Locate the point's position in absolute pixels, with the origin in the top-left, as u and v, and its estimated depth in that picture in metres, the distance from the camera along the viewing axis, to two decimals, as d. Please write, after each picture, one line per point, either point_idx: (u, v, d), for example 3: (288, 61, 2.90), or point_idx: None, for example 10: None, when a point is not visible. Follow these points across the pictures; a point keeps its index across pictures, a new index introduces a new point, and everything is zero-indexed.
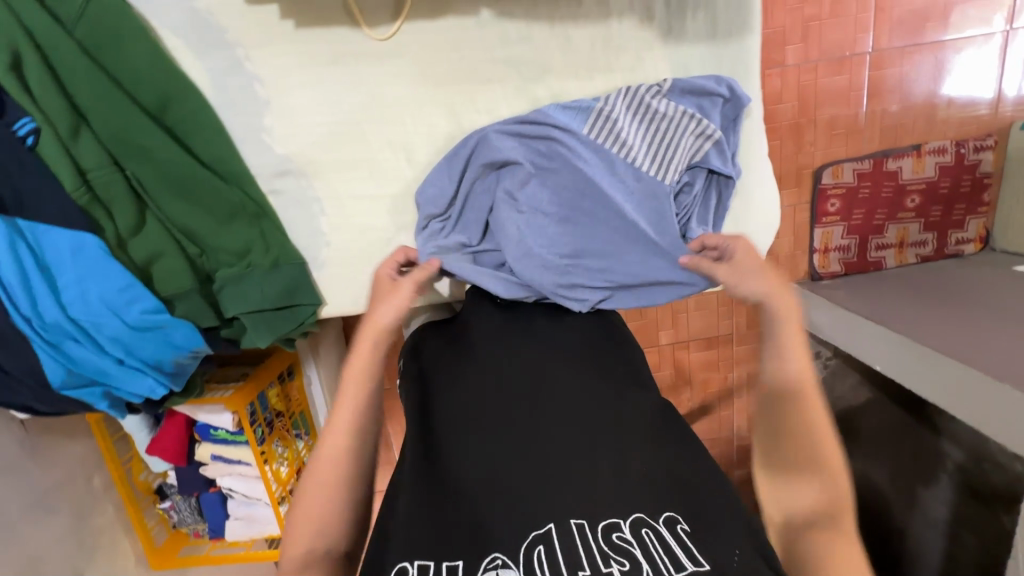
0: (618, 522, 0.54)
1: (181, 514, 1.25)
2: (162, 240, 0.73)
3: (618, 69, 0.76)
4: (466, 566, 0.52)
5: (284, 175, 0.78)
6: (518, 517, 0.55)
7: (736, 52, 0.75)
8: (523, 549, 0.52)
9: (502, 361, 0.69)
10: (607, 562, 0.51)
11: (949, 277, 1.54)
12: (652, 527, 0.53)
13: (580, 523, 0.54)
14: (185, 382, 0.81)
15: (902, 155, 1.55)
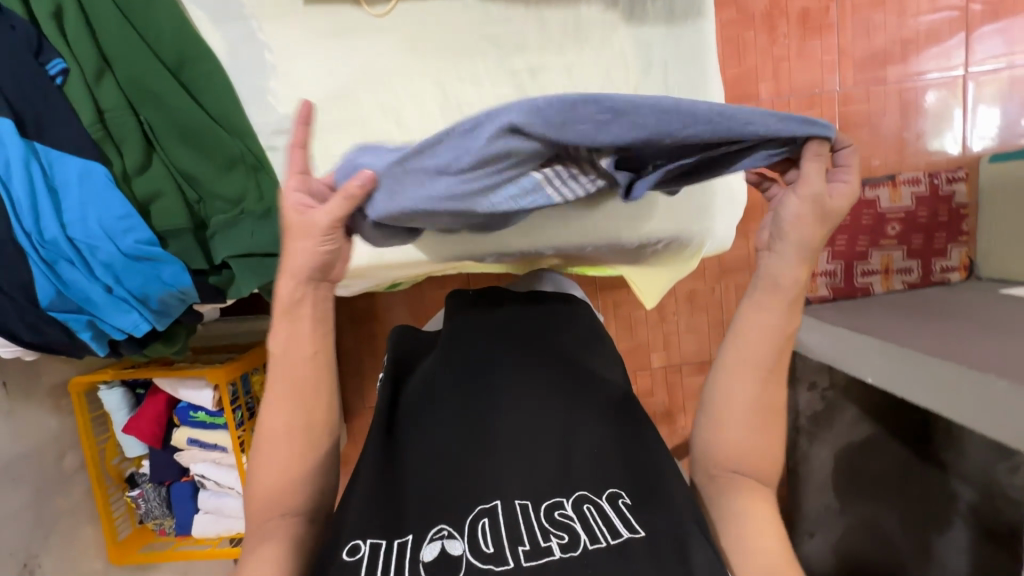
0: (561, 500, 0.54)
1: (148, 505, 1.20)
2: (164, 181, 0.79)
3: (587, 47, 0.85)
4: (415, 541, 0.51)
5: (283, 133, 0.86)
6: (452, 500, 0.54)
7: (691, 34, 0.85)
8: (467, 522, 0.52)
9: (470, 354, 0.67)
10: (547, 536, 0.51)
11: (933, 299, 1.67)
12: (594, 504, 0.54)
13: (523, 504, 0.54)
14: (168, 324, 0.84)
15: (879, 185, 1.75)
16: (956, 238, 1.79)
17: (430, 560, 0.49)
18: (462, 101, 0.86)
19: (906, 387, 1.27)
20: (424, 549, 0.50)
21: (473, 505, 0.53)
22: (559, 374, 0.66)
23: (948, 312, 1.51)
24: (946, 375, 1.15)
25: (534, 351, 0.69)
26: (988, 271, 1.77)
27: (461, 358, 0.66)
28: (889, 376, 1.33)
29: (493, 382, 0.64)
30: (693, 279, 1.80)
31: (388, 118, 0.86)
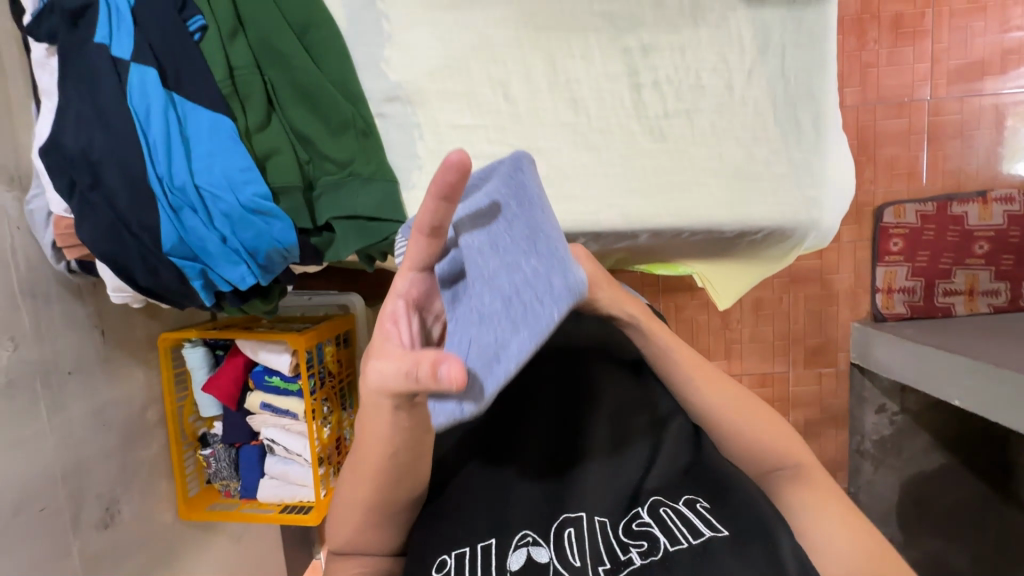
0: (638, 511, 0.63)
1: (218, 465, 1.22)
2: (281, 139, 0.81)
3: (704, 25, 0.83)
4: (500, 546, 0.60)
5: (392, 100, 0.87)
6: (545, 512, 0.63)
7: (813, 15, 0.82)
8: (553, 532, 0.61)
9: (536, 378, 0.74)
10: (626, 549, 0.59)
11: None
12: (669, 507, 0.62)
13: (602, 521, 0.62)
14: (271, 280, 0.85)
15: (967, 200, 1.66)
16: None
17: (519, 567, 0.58)
18: (575, 78, 0.86)
19: (1011, 411, 1.20)
20: (511, 557, 0.59)
21: (556, 517, 0.63)
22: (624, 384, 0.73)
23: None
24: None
25: (600, 366, 0.75)
26: None
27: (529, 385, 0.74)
28: (986, 398, 1.26)
29: (564, 409, 0.72)
30: (761, 287, 1.74)
31: (497, 89, 0.86)
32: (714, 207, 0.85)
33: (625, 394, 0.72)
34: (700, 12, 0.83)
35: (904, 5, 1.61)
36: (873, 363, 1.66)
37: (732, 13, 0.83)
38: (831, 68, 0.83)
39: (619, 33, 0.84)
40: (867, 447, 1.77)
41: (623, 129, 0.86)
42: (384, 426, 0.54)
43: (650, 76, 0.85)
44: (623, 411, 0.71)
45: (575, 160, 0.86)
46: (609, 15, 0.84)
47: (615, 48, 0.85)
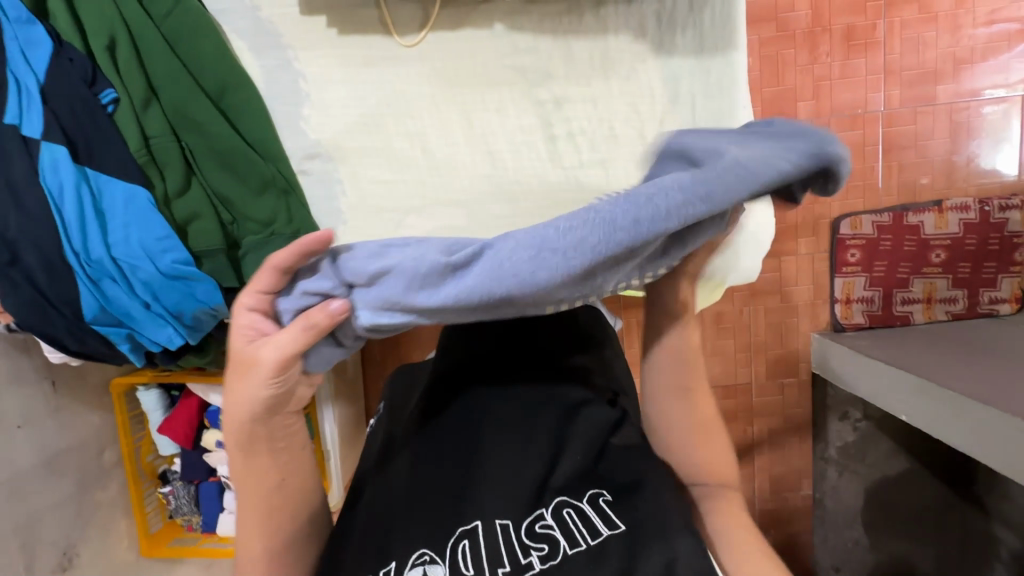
0: (541, 511, 0.56)
1: (178, 502, 1.25)
2: (201, 203, 0.83)
3: (614, 77, 0.85)
4: (398, 566, 0.54)
5: (314, 158, 0.89)
6: (435, 527, 0.56)
7: (720, 63, 0.82)
8: (449, 545, 0.54)
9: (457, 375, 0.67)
10: (527, 552, 0.53)
11: (979, 332, 1.58)
12: (574, 507, 0.56)
13: (504, 524, 0.54)
14: (201, 337, 0.87)
15: (923, 210, 1.67)
16: (1008, 268, 1.68)
17: None
18: (491, 130, 0.87)
19: (953, 430, 1.22)
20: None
21: (454, 530, 0.55)
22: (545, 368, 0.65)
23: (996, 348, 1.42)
24: (993, 423, 1.11)
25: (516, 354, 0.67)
26: None
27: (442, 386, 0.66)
28: (930, 416, 1.29)
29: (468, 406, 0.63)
30: (722, 300, 1.76)
31: (415, 143, 0.88)
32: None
33: (533, 380, 0.64)
34: (609, 63, 0.84)
35: (855, 17, 1.61)
36: (830, 373, 1.68)
37: (640, 64, 0.84)
38: (741, 116, 0.84)
39: (532, 86, 0.86)
40: (830, 454, 1.79)
41: (541, 179, 0.87)
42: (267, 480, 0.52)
43: (564, 127, 0.86)
44: (528, 399, 0.62)
45: (495, 212, 0.87)
46: (521, 68, 0.85)
47: (529, 100, 0.86)
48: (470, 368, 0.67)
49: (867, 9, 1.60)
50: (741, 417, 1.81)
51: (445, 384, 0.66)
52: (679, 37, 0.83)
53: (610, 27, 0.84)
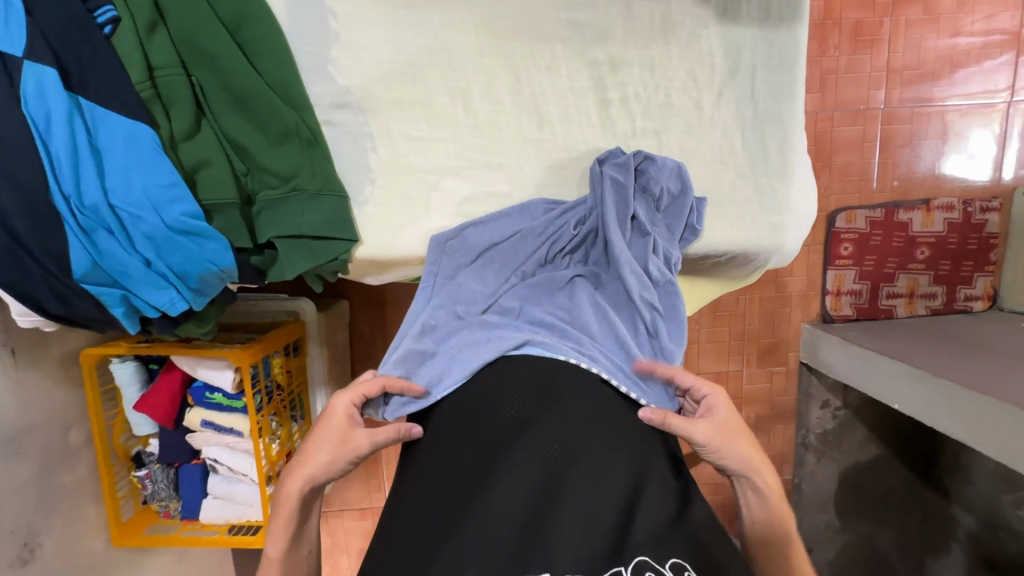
0: (620, 571, 0.56)
1: (156, 486, 1.14)
2: (212, 149, 0.73)
3: (674, 41, 0.80)
4: None
5: (341, 107, 0.79)
6: (507, 563, 0.55)
7: (783, 38, 0.81)
8: None
9: (535, 397, 0.66)
10: None
11: (957, 327, 1.66)
12: (656, 572, 0.55)
13: None
14: (206, 304, 0.78)
15: (912, 208, 1.73)
16: (983, 267, 1.78)
17: None
18: (539, 90, 0.81)
19: (945, 418, 1.26)
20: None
21: (522, 574, 0.55)
22: (614, 408, 0.68)
23: (978, 342, 1.49)
24: (985, 410, 1.16)
25: (602, 400, 0.67)
26: (1010, 303, 1.77)
27: (499, 408, 0.66)
28: (922, 402, 1.33)
29: (544, 436, 0.62)
30: None
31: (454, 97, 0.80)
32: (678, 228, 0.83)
33: (612, 422, 0.66)
34: (671, 25, 0.79)
35: (864, 12, 1.62)
36: (819, 362, 1.73)
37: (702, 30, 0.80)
38: (798, 95, 0.82)
39: (588, 43, 0.80)
40: (811, 442, 1.85)
41: (590, 147, 0.82)
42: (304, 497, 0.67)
43: (618, 91, 0.81)
44: (615, 437, 0.65)
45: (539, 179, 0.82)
46: (577, 23, 0.79)
47: (583, 60, 0.80)
48: (538, 394, 0.66)
49: (875, 5, 1.62)
50: None
51: (522, 407, 0.65)
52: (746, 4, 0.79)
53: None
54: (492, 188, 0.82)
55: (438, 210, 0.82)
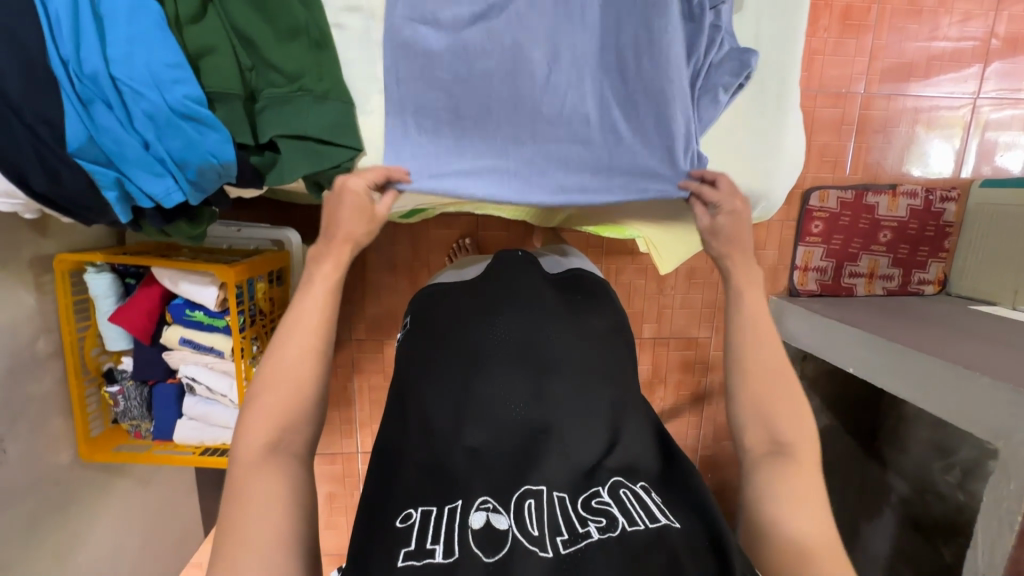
0: (599, 491, 0.69)
1: (128, 404, 1.12)
2: (218, 36, 0.71)
3: None
4: (462, 506, 0.65)
5: (353, 11, 0.78)
6: (503, 483, 0.68)
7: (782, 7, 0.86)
8: (513, 502, 0.66)
9: (524, 343, 0.82)
10: (585, 523, 0.65)
11: (910, 305, 1.78)
12: (628, 490, 0.69)
13: (562, 496, 0.68)
14: (202, 201, 0.76)
15: (881, 192, 1.82)
16: (937, 254, 1.90)
17: (478, 527, 0.63)
18: (556, 29, 0.81)
19: (891, 378, 1.36)
20: (472, 517, 0.64)
21: (517, 488, 0.68)
22: (590, 350, 0.83)
23: (928, 317, 1.60)
24: (928, 368, 1.25)
25: (585, 357, 0.82)
26: (959, 289, 1.90)
27: (494, 350, 0.80)
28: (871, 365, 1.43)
29: (530, 375, 0.78)
30: (696, 256, 1.83)
31: (472, 21, 0.79)
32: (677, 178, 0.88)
33: (588, 367, 0.81)
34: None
35: None
36: (784, 332, 1.82)
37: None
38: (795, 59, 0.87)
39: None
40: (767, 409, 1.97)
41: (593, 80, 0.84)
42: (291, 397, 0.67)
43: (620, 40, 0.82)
44: (594, 383, 0.80)
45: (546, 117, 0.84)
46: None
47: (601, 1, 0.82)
48: (525, 341, 0.82)
49: None
50: (696, 370, 1.93)
51: (514, 354, 0.80)
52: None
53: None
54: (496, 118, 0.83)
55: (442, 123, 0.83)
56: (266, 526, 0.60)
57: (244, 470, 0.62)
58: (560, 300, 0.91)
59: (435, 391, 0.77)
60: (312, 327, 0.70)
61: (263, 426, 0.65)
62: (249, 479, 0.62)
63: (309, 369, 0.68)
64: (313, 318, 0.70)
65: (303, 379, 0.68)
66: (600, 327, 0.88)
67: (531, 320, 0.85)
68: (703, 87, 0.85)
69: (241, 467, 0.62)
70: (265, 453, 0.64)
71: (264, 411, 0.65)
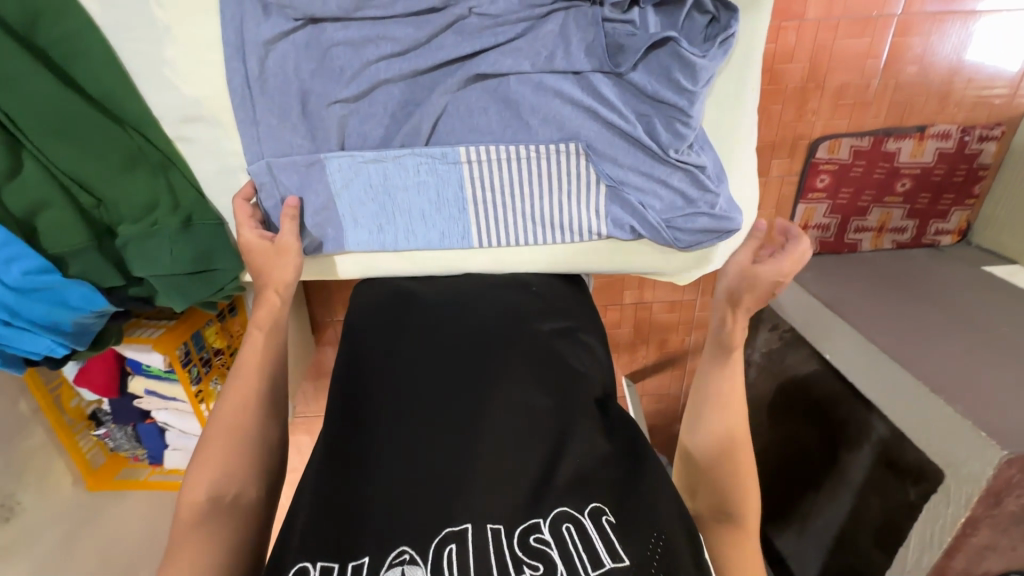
0: (538, 524, 0.55)
1: (117, 441, 1.24)
2: (45, 188, 0.63)
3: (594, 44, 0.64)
4: (372, 562, 0.52)
5: (193, 121, 0.66)
6: (423, 525, 0.54)
7: (722, 104, 0.69)
8: (435, 547, 0.53)
9: (459, 367, 0.68)
10: (520, 567, 0.52)
11: (943, 281, 1.23)
12: (573, 523, 0.55)
13: (496, 529, 0.54)
14: (91, 340, 0.75)
15: (904, 136, 1.19)
16: (962, 201, 1.27)
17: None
18: (441, 160, 0.68)
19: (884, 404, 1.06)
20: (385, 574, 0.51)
21: (440, 530, 0.54)
22: (547, 372, 0.69)
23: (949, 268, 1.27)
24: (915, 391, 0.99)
25: (541, 380, 0.68)
26: (982, 240, 1.31)
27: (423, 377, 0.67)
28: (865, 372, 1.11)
29: (465, 405, 0.65)
30: None
31: (345, 174, 0.69)
32: (597, 260, 0.78)
33: (540, 388, 0.67)
34: (594, 92, 0.66)
35: None
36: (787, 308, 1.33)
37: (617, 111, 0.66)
38: (739, 159, 0.72)
39: (493, 113, 0.67)
40: None
41: (489, 187, 0.71)
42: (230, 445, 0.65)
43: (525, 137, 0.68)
44: (531, 401, 0.65)
45: (444, 256, 0.77)
46: (475, 100, 0.67)
47: (490, 135, 0.68)
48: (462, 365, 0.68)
49: None
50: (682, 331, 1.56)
51: (449, 384, 0.66)
52: (692, 86, 0.64)
53: (585, 61, 0.65)
54: (386, 232, 0.74)
55: (314, 225, 0.72)
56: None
57: (181, 528, 0.60)
58: (507, 305, 0.75)
59: (342, 420, 0.64)
60: (257, 370, 0.69)
61: (202, 470, 0.63)
62: (184, 539, 0.60)
63: (258, 421, 0.67)
64: (254, 365, 0.69)
65: (244, 426, 0.66)
66: (553, 338, 0.73)
67: (468, 339, 0.71)
68: (620, 211, 0.73)
69: (178, 525, 0.60)
70: (203, 508, 0.61)
71: (205, 456, 0.64)
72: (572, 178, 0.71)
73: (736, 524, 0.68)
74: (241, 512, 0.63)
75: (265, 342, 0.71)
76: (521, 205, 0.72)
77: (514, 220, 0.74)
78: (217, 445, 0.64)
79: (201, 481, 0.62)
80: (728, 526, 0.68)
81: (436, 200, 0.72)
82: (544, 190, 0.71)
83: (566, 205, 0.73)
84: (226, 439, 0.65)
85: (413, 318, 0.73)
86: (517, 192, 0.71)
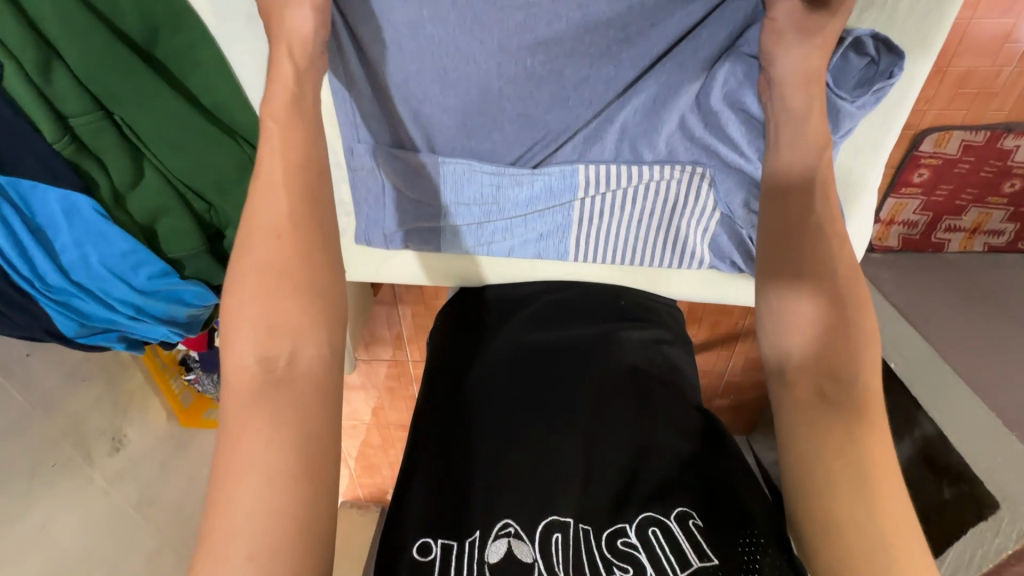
0: (624, 528, 0.59)
1: (205, 386, 1.31)
2: (165, 196, 0.65)
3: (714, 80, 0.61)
4: (482, 537, 0.58)
5: None
6: (531, 504, 0.61)
7: (856, 149, 0.64)
8: (539, 532, 0.58)
9: (558, 369, 0.72)
10: (611, 568, 0.57)
11: None
12: (659, 527, 0.59)
13: (586, 528, 0.60)
14: (200, 327, 0.78)
15: None
16: None
17: (497, 559, 0.57)
18: (552, 186, 0.67)
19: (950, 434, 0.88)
20: (490, 548, 0.57)
21: (545, 515, 0.60)
22: (640, 381, 0.72)
23: None
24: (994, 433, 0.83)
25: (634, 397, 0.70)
26: None
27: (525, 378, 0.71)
28: (924, 382, 0.93)
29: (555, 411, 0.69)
30: None
31: (457, 178, 0.67)
32: (689, 287, 0.80)
33: (632, 390, 0.71)
34: (715, 129, 0.63)
35: None
36: None
37: (736, 148, 0.63)
38: (861, 205, 0.67)
39: (605, 144, 0.65)
40: None
41: (594, 213, 0.70)
42: (271, 301, 0.48)
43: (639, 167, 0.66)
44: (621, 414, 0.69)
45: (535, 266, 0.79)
46: (589, 130, 0.65)
47: (601, 165, 0.66)
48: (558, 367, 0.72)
49: None
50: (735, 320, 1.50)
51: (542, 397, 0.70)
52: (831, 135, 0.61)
53: (715, 98, 0.62)
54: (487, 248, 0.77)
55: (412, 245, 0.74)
56: (261, 490, 0.43)
57: (233, 404, 0.46)
58: (607, 312, 0.78)
59: (441, 421, 0.68)
60: (292, 188, 0.51)
61: (241, 335, 0.47)
62: (239, 417, 0.45)
63: (307, 260, 0.50)
64: (282, 203, 0.51)
65: (295, 270, 0.49)
66: (647, 352, 0.75)
67: (570, 342, 0.75)
68: (721, 243, 0.71)
69: (231, 400, 0.46)
70: (257, 384, 0.46)
71: (232, 311, 0.48)
72: (685, 213, 0.69)
73: (847, 409, 0.53)
74: (307, 374, 0.48)
75: (290, 145, 0.53)
76: (623, 234, 0.72)
77: (613, 247, 0.73)
78: (247, 303, 0.48)
79: (242, 338, 0.47)
80: (834, 410, 0.53)
81: (537, 224, 0.71)
82: (647, 220, 0.71)
83: (665, 237, 0.72)
84: (259, 294, 0.48)
85: (503, 325, 0.76)
86: (624, 219, 0.71)
